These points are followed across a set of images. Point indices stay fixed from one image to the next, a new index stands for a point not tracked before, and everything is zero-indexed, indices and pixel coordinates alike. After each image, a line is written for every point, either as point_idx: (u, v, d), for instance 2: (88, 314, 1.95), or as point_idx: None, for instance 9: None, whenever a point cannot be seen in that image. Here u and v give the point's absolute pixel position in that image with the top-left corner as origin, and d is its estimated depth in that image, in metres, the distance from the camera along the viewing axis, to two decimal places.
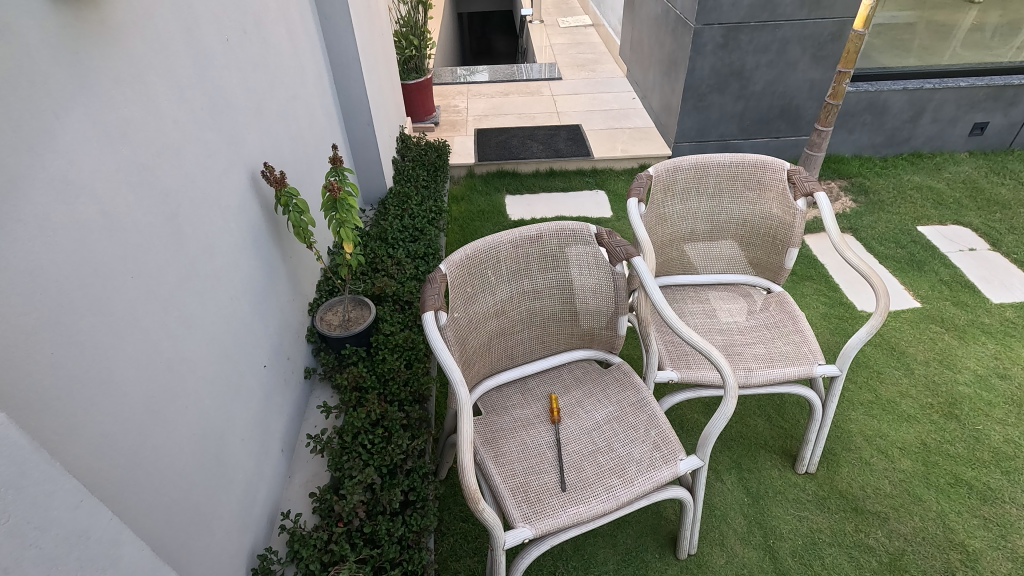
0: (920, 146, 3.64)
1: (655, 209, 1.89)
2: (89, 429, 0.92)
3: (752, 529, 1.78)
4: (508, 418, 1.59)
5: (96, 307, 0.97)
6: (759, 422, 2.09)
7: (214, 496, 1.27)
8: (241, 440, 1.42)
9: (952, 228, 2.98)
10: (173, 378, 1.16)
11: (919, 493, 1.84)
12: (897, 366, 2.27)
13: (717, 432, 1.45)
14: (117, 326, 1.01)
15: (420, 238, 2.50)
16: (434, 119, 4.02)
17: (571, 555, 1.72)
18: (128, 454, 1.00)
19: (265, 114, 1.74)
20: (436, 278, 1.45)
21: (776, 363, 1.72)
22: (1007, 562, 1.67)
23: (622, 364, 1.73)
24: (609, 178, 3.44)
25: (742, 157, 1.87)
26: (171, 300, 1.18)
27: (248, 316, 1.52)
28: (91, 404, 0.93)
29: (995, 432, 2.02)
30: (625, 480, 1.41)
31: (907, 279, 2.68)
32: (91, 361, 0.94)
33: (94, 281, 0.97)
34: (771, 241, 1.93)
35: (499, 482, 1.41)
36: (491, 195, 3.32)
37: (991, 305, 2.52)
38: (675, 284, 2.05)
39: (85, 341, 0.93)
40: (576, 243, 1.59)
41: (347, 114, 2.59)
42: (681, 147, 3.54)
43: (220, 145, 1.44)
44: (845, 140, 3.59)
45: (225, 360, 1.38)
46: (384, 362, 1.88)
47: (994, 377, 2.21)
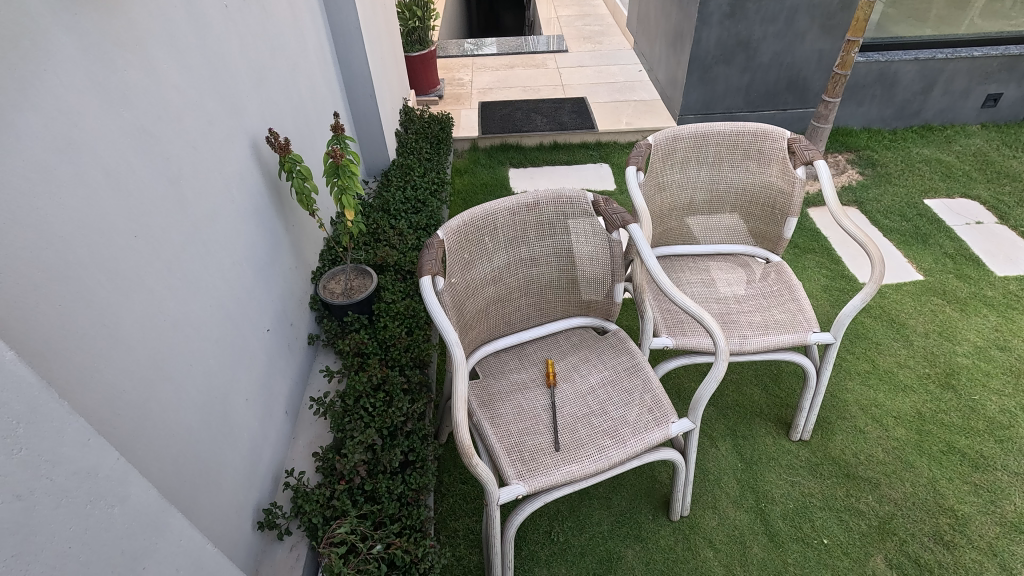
0: (931, 120, 3.57)
1: (654, 178, 1.89)
2: (95, 379, 0.96)
3: (744, 492, 1.82)
4: (504, 382, 1.62)
5: (100, 265, 1.00)
6: (755, 391, 2.11)
7: (220, 451, 1.32)
8: (245, 401, 1.47)
9: (959, 201, 2.96)
10: (177, 337, 1.20)
11: (911, 460, 1.87)
12: (896, 338, 2.27)
13: (710, 393, 1.47)
14: (123, 284, 1.05)
15: (422, 209, 2.52)
16: (438, 93, 4.01)
17: (567, 516, 1.78)
18: (132, 409, 1.04)
19: (266, 82, 1.75)
20: (433, 244, 1.48)
21: (770, 330, 1.73)
22: (996, 526, 1.70)
23: (619, 331, 1.75)
24: (613, 152, 3.42)
25: (743, 126, 1.87)
26: (175, 262, 1.22)
27: (251, 282, 1.55)
28: (99, 357, 0.97)
29: (991, 402, 2.03)
30: (617, 440, 1.45)
31: (911, 252, 2.66)
32: (97, 316, 0.98)
33: (96, 238, 1.00)
34: (769, 211, 1.93)
35: (493, 442, 1.45)
36: (495, 168, 3.32)
37: (995, 278, 2.51)
38: (674, 254, 2.06)
39: (90, 296, 0.97)
40: (574, 211, 1.60)
41: (348, 86, 2.59)
42: (686, 120, 3.51)
43: (221, 111, 1.46)
44: (855, 112, 3.52)
45: (229, 323, 1.42)
46: (385, 329, 1.92)
47: (993, 349, 2.21)
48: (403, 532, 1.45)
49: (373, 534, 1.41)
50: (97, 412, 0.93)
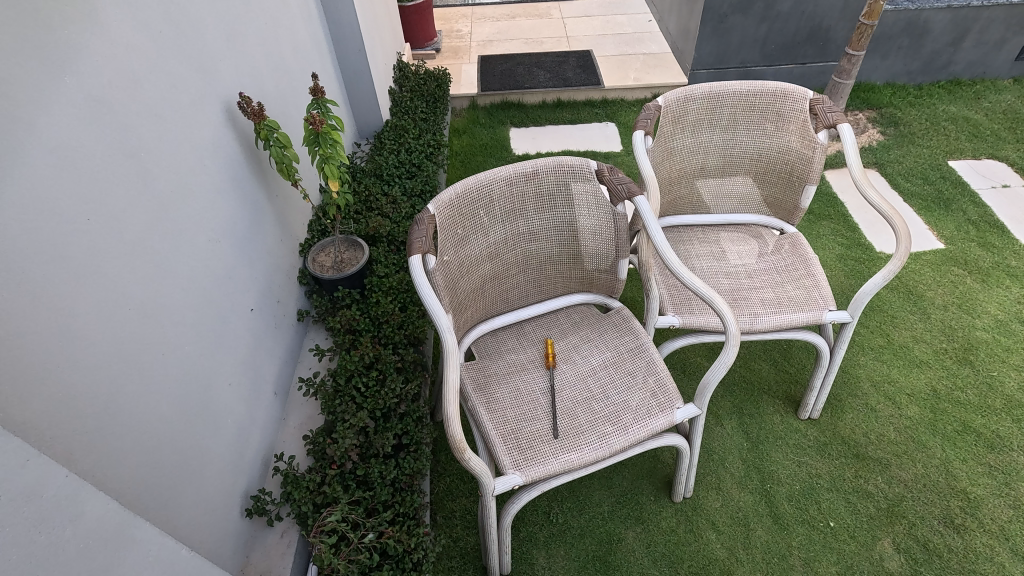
0: (960, 73, 3.35)
1: (663, 143, 1.76)
2: (48, 380, 0.88)
3: (749, 473, 1.77)
4: (501, 364, 1.54)
5: (48, 254, 0.90)
6: (763, 367, 2.04)
7: (202, 441, 1.26)
8: (228, 386, 1.40)
9: (985, 163, 2.79)
10: (146, 325, 1.11)
11: (924, 440, 1.81)
12: (913, 310, 2.17)
13: (716, 381, 1.36)
14: (77, 273, 0.96)
15: (417, 174, 2.39)
16: (435, 46, 3.78)
17: (566, 496, 1.74)
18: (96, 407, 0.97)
19: (241, 38, 1.60)
20: (423, 220, 1.37)
21: (783, 308, 1.63)
22: (1009, 509, 1.65)
23: (623, 308, 1.64)
24: (620, 110, 3.24)
25: (761, 85, 1.71)
26: (139, 244, 1.12)
27: (231, 259, 1.46)
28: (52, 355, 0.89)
29: (1009, 380, 1.95)
30: (619, 427, 1.38)
31: (932, 219, 2.53)
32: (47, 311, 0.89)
33: (41, 224, 0.90)
34: (787, 178, 1.80)
35: (489, 429, 1.38)
36: (495, 128, 3.15)
37: (1020, 246, 2.39)
38: (683, 224, 1.94)
39: (37, 289, 0.88)
40: (576, 181, 1.49)
41: (336, 40, 2.41)
42: (698, 75, 3.30)
43: (188, 73, 1.33)
44: (878, 66, 3.30)
45: (207, 306, 1.33)
46: (378, 305, 1.83)
47: (1015, 323, 2.11)
48: (396, 520, 1.40)
49: (365, 521, 1.37)
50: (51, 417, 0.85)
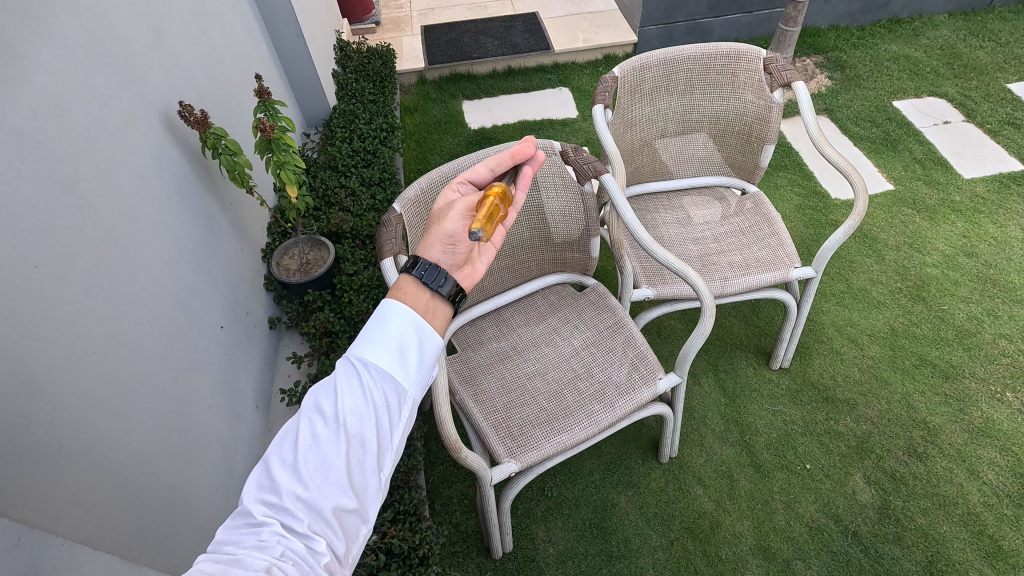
0: (899, 11, 3.38)
1: (623, 114, 1.75)
2: (39, 445, 0.82)
3: (729, 427, 1.86)
4: (483, 355, 1.54)
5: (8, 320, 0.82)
6: (734, 323, 2.11)
7: (189, 471, 1.19)
8: (212, 411, 1.33)
9: (927, 101, 2.86)
10: (117, 367, 1.03)
11: (886, 377, 1.92)
12: (869, 254, 2.25)
13: (694, 350, 1.45)
14: (41, 335, 0.87)
15: (374, 162, 2.31)
16: (373, 19, 3.58)
17: (558, 471, 1.80)
18: (86, 464, 0.90)
19: (169, 37, 1.44)
20: (390, 220, 1.33)
21: (752, 270, 1.67)
22: (963, 433, 1.79)
23: (597, 285, 1.67)
24: (572, 74, 3.19)
25: (716, 46, 1.72)
26: (94, 284, 1.01)
27: (195, 280, 1.35)
28: (29, 420, 0.82)
29: (959, 310, 2.07)
30: (605, 404, 1.42)
31: (881, 160, 2.59)
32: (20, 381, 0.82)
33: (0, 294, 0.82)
34: (745, 139, 1.82)
35: (479, 420, 1.39)
36: (447, 102, 3.05)
37: (962, 181, 2.47)
38: (646, 192, 1.93)
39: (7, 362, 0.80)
40: (543, 160, 1.48)
41: (269, 24, 2.23)
42: (647, 32, 3.24)
43: (120, 87, 1.19)
44: (822, 9, 3.29)
45: (179, 334, 1.24)
46: (351, 305, 1.77)
47: (961, 257, 2.22)
48: (397, 518, 1.46)
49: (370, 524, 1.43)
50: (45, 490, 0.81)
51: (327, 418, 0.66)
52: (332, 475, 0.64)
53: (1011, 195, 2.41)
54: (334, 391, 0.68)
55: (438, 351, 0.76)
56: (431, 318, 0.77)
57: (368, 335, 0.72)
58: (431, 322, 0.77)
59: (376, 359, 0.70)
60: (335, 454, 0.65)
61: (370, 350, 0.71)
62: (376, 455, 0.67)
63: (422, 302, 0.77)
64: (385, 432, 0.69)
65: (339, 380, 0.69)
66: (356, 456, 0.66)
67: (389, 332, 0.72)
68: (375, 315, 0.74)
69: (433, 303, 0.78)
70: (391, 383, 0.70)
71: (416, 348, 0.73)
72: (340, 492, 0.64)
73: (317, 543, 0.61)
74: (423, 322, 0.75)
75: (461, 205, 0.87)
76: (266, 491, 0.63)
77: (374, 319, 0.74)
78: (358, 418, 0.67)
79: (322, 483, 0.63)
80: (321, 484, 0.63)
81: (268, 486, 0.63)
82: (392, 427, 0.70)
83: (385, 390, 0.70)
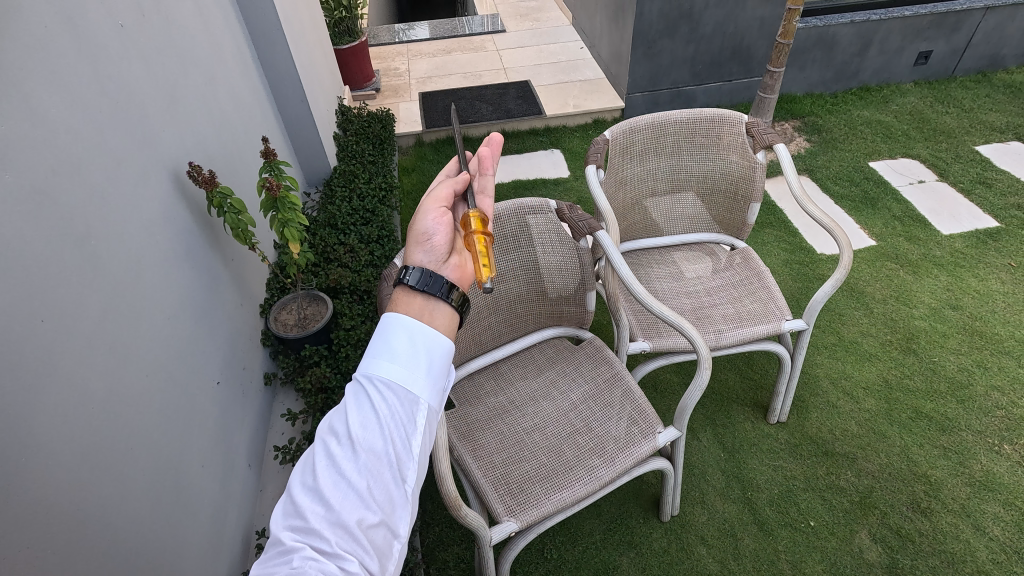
0: (869, 80, 3.61)
1: (614, 174, 1.83)
2: (32, 504, 0.80)
3: (730, 483, 1.83)
4: (481, 409, 1.53)
5: (14, 375, 0.82)
6: (730, 377, 2.12)
7: (179, 533, 1.15)
8: (205, 470, 1.31)
9: (901, 162, 3.00)
10: (116, 422, 1.02)
11: (884, 430, 1.92)
12: (857, 307, 2.30)
13: (693, 403, 1.45)
14: (43, 390, 0.87)
15: (372, 220, 2.37)
16: (374, 86, 3.77)
17: (558, 531, 1.74)
18: (77, 525, 0.88)
19: (183, 102, 1.51)
20: (390, 275, 1.36)
21: (745, 323, 1.70)
22: (966, 487, 1.77)
23: (594, 339, 1.68)
24: (563, 136, 3.33)
25: (700, 111, 1.82)
26: (98, 337, 1.01)
27: (196, 335, 1.36)
28: (26, 477, 0.80)
29: (950, 362, 2.09)
30: (605, 459, 1.40)
31: (863, 217, 2.69)
32: (21, 436, 0.81)
33: (9, 348, 0.82)
34: (732, 197, 1.89)
35: (478, 477, 1.37)
36: (443, 163, 3.17)
37: (942, 237, 2.57)
38: (638, 248, 1.99)
39: (9, 417, 0.80)
40: (539, 218, 1.53)
41: (275, 91, 2.34)
42: (633, 99, 3.42)
43: (135, 149, 1.24)
44: (797, 78, 3.50)
45: (176, 389, 1.23)
46: (347, 360, 1.77)
47: (947, 310, 2.27)
48: None
49: None
50: (35, 552, 0.79)
51: (341, 436, 0.64)
52: (356, 489, 0.61)
53: (989, 250, 2.50)
54: (347, 409, 0.66)
55: (448, 352, 0.73)
56: (431, 318, 0.76)
57: (371, 349, 0.70)
58: (430, 322, 0.75)
59: (383, 371, 0.68)
60: (355, 469, 0.62)
61: (376, 363, 0.69)
62: (398, 462, 0.64)
63: (421, 305, 0.76)
64: (402, 442, 0.66)
65: (351, 399, 0.67)
66: (378, 467, 0.63)
67: (393, 340, 0.71)
68: (377, 331, 0.72)
69: (430, 304, 0.77)
70: (401, 391, 0.68)
71: (423, 352, 0.71)
72: (365, 506, 0.61)
73: (349, 562, 0.57)
74: (427, 326, 0.74)
75: (425, 204, 0.88)
76: (291, 520, 0.60)
77: (377, 333, 0.72)
78: (371, 431, 0.65)
79: (347, 499, 0.61)
80: (345, 500, 0.60)
81: (293, 514, 0.60)
82: (409, 434, 0.67)
83: (397, 395, 0.68)
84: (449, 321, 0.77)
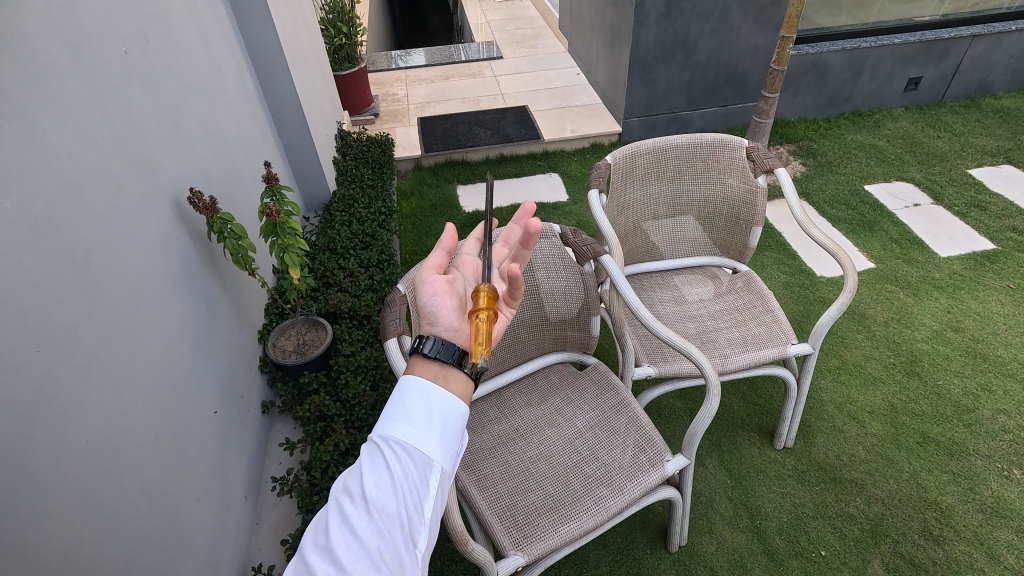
0: (861, 105, 3.67)
1: (616, 198, 1.83)
2: (22, 546, 0.77)
3: (738, 511, 1.79)
4: (486, 438, 1.50)
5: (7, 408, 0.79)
6: (735, 402, 2.09)
7: (173, 571, 1.11)
8: (201, 504, 1.26)
9: (896, 185, 3.03)
10: (111, 455, 0.98)
11: (892, 455, 1.89)
12: (859, 330, 2.30)
13: (703, 430, 1.42)
14: (38, 424, 0.84)
15: (372, 243, 2.35)
16: (372, 111, 3.79)
17: (563, 563, 1.69)
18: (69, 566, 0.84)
19: (185, 128, 1.50)
20: (394, 300, 1.34)
21: (750, 347, 1.68)
22: (977, 514, 1.74)
23: (598, 364, 1.66)
24: (561, 160, 3.36)
25: (700, 136, 1.83)
26: (94, 366, 0.98)
27: (194, 363, 1.33)
28: (16, 516, 0.77)
29: (954, 386, 2.08)
30: (614, 489, 1.37)
31: (861, 240, 2.70)
32: (13, 473, 0.78)
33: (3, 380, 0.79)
34: (734, 221, 1.89)
35: (484, 509, 1.32)
36: (442, 187, 3.17)
37: (940, 259, 2.58)
38: (641, 272, 1.98)
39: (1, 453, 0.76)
40: (543, 242, 1.52)
41: (276, 116, 2.34)
42: (630, 123, 3.45)
43: (137, 175, 1.22)
44: (791, 103, 3.56)
45: (173, 420, 1.20)
46: (347, 387, 1.73)
47: (949, 332, 2.26)
48: None
49: None
50: None
51: (355, 495, 0.61)
52: (370, 550, 0.57)
53: (987, 272, 2.51)
54: (362, 468, 0.64)
55: (462, 418, 0.72)
56: (447, 385, 0.74)
57: (387, 410, 0.69)
58: (448, 387, 0.74)
59: (400, 431, 0.67)
60: (368, 529, 0.58)
61: (391, 424, 0.68)
62: (411, 528, 0.61)
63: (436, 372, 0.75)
64: (415, 504, 0.63)
65: (364, 458, 0.65)
66: (391, 530, 0.60)
67: (410, 401, 0.70)
68: (393, 392, 0.71)
69: (445, 371, 0.75)
70: (415, 452, 0.66)
71: (437, 413, 0.70)
72: (377, 569, 0.57)
73: None
74: (443, 390, 0.73)
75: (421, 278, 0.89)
76: None
77: (394, 394, 0.71)
78: (385, 491, 0.62)
79: (360, 561, 0.56)
80: (357, 562, 0.56)
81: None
82: (421, 498, 0.64)
83: (412, 458, 0.66)
84: (465, 387, 0.76)
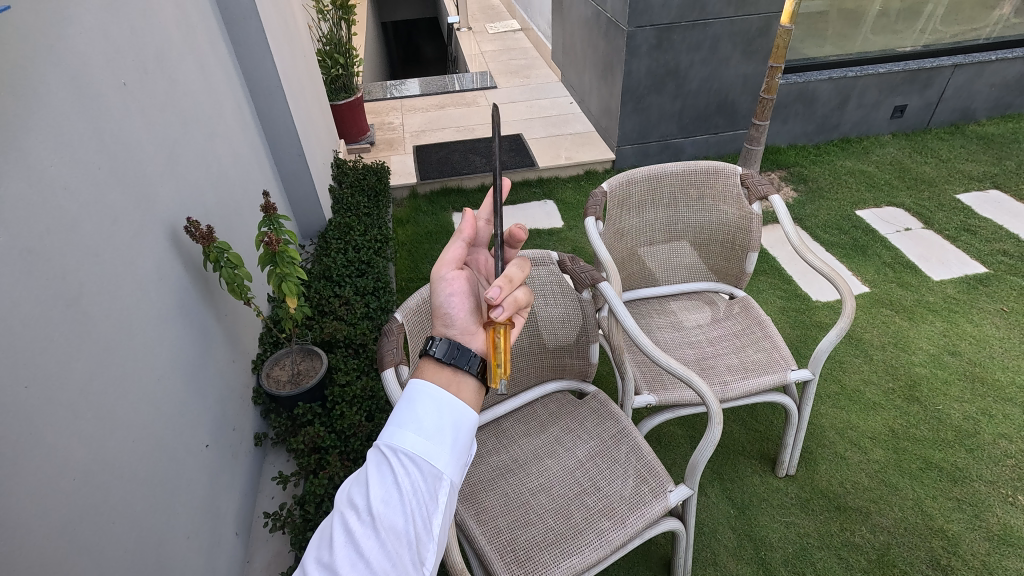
0: (849, 132, 3.74)
1: (613, 225, 1.83)
2: None
3: (742, 542, 1.75)
4: (484, 469, 1.47)
5: None
6: (735, 428, 2.07)
7: None
8: (191, 542, 1.22)
9: (886, 210, 3.07)
10: (99, 494, 0.95)
11: (895, 482, 1.87)
12: (857, 355, 2.29)
13: (705, 459, 1.40)
14: (23, 463, 0.81)
15: (368, 271, 2.34)
16: (368, 139, 3.83)
17: None
18: None
19: (182, 157, 1.50)
20: (391, 329, 1.32)
21: (750, 373, 1.67)
22: (985, 542, 1.71)
23: (598, 393, 1.64)
24: (556, 187, 3.39)
25: (695, 164, 1.85)
26: (84, 400, 0.96)
27: (186, 395, 1.30)
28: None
29: (954, 410, 2.07)
30: (616, 521, 1.34)
31: (854, 264, 2.72)
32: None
33: None
34: (730, 246, 1.90)
35: (483, 544, 1.29)
36: (437, 214, 3.18)
37: (933, 283, 2.60)
38: (638, 298, 1.98)
39: None
40: (541, 269, 1.52)
41: (272, 145, 2.35)
42: (624, 151, 3.50)
43: (133, 206, 1.22)
44: (781, 130, 3.62)
45: (164, 455, 1.17)
46: (342, 418, 1.70)
47: (946, 355, 2.27)
48: None
49: None
50: None
51: (361, 511, 0.59)
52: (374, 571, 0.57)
53: (980, 295, 2.53)
54: (368, 480, 0.62)
55: (473, 426, 0.69)
56: (460, 391, 0.71)
57: (396, 418, 0.66)
58: (459, 396, 0.70)
59: (409, 443, 0.64)
60: (374, 549, 0.57)
61: (401, 433, 0.65)
62: (418, 545, 0.60)
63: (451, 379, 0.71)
64: (423, 520, 0.61)
65: (371, 468, 0.62)
66: (397, 549, 0.58)
67: (420, 411, 0.67)
68: (405, 399, 0.69)
69: (459, 376, 0.71)
70: (425, 466, 0.63)
71: (449, 424, 0.67)
72: None
73: None
74: (456, 399, 0.70)
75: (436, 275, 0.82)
76: None
77: (404, 401, 0.68)
78: (394, 507, 0.60)
79: None
80: None
81: None
82: (431, 514, 0.62)
83: (422, 472, 0.63)
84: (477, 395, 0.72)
